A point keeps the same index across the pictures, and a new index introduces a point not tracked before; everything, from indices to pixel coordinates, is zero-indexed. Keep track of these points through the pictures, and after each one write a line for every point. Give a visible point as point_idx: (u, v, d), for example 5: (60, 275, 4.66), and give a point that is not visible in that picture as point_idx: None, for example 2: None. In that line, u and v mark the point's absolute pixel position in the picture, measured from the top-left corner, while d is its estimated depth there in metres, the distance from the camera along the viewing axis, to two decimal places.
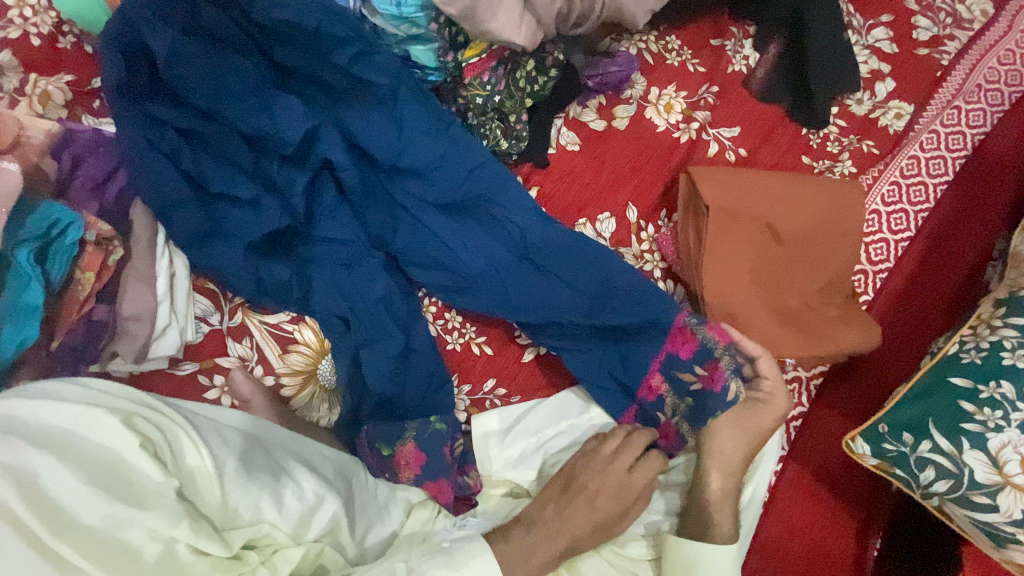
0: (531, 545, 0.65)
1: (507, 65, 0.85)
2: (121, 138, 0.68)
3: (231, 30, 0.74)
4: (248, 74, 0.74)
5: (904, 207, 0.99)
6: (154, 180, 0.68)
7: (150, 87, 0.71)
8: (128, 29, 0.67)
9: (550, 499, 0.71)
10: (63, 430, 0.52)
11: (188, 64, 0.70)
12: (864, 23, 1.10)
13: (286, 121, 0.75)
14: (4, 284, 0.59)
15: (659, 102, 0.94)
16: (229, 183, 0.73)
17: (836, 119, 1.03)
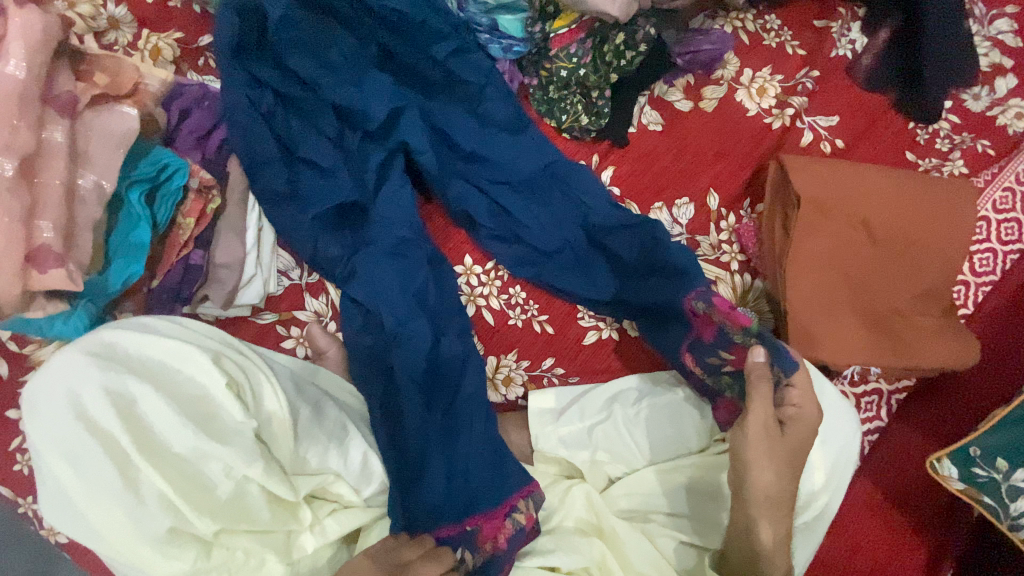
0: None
1: (595, 38, 0.81)
2: (226, 96, 0.71)
3: None
4: (347, 44, 0.75)
5: (1017, 216, 0.91)
6: (249, 138, 0.71)
7: (259, 47, 0.73)
8: None
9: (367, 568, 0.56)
10: (157, 362, 0.56)
11: (294, 30, 0.72)
12: (986, 12, 0.99)
13: (374, 98, 0.74)
14: (119, 222, 0.63)
15: (751, 86, 0.89)
16: (315, 149, 0.74)
17: (948, 114, 0.94)
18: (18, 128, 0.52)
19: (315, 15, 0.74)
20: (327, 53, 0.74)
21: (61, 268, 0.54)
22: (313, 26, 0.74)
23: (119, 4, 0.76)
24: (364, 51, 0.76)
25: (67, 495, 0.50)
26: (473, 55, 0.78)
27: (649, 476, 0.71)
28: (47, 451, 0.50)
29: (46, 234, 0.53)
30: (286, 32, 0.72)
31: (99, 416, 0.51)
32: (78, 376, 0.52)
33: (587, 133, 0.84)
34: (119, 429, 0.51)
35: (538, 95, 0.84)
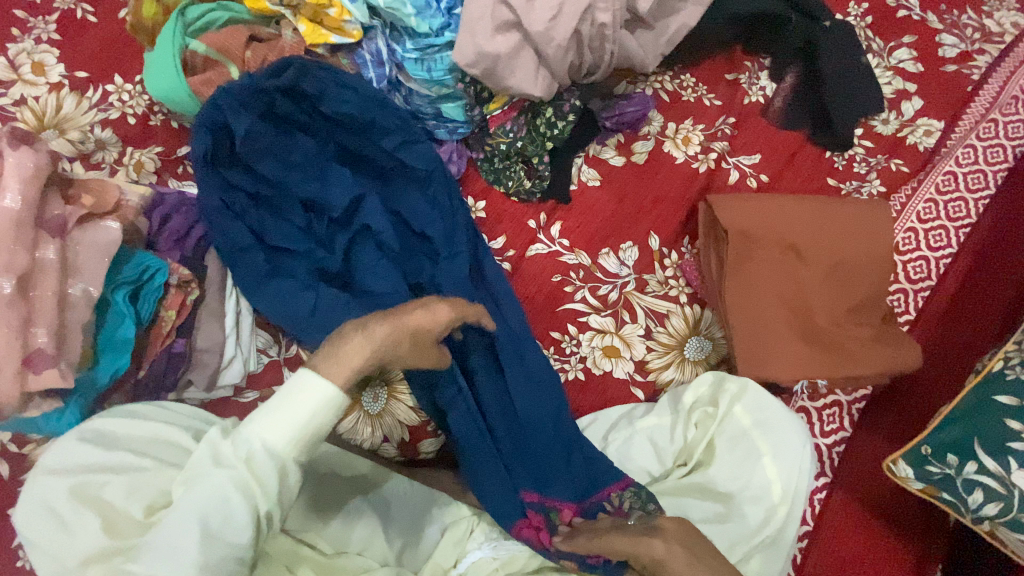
0: (392, 316, 0.59)
1: (527, 114, 0.91)
2: (202, 202, 0.78)
3: (296, 112, 0.84)
4: (307, 146, 0.85)
5: (942, 224, 0.99)
6: (225, 235, 0.78)
7: (229, 156, 0.82)
8: (216, 113, 0.78)
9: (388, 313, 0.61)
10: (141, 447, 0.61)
11: (258, 141, 0.82)
12: (885, 45, 1.10)
13: (336, 191, 0.85)
14: (105, 319, 0.69)
15: (677, 136, 0.99)
16: (286, 238, 0.82)
17: (861, 140, 1.04)
18: (16, 250, 0.60)
19: (275, 127, 0.84)
20: (292, 155, 0.84)
21: (55, 368, 0.60)
22: (272, 136, 0.83)
23: (105, 128, 0.87)
24: (323, 149, 0.86)
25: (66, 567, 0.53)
26: (413, 148, 0.86)
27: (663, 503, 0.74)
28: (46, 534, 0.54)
29: (40, 340, 0.60)
30: (250, 144, 0.81)
31: (95, 491, 0.57)
32: (78, 458, 0.58)
33: (532, 195, 0.93)
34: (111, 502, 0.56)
35: (485, 167, 0.93)
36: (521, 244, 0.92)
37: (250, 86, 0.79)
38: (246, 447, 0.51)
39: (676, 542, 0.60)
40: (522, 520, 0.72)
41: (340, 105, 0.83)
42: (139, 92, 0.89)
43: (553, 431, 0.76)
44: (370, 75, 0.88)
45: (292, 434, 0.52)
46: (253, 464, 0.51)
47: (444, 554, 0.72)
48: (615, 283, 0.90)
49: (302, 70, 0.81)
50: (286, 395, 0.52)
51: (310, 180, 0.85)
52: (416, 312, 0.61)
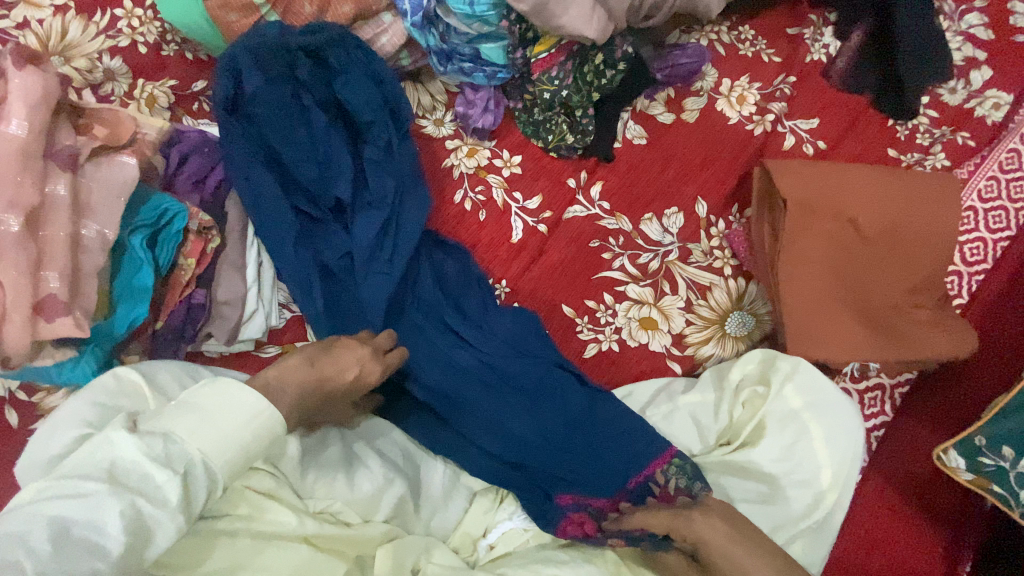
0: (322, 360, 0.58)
1: (575, 60, 0.83)
2: (228, 149, 0.72)
3: (312, 77, 0.76)
4: (319, 119, 0.76)
5: (1003, 204, 0.92)
6: (252, 186, 0.72)
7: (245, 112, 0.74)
8: (233, 66, 0.72)
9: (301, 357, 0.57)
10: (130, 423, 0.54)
11: (261, 104, 0.73)
12: (957, 7, 1.00)
13: (342, 173, 0.75)
14: (122, 266, 0.65)
15: (731, 94, 0.91)
16: (311, 203, 0.76)
17: (927, 109, 0.96)
18: (23, 184, 0.54)
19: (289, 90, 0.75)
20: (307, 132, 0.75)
21: (69, 316, 0.55)
22: (278, 103, 0.74)
23: (114, 57, 0.79)
24: (333, 125, 0.76)
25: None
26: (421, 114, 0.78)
27: None
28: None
29: (52, 285, 0.55)
30: (253, 106, 0.73)
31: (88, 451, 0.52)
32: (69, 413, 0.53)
33: (574, 151, 0.86)
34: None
35: (523, 118, 0.86)
36: (558, 205, 0.85)
37: (277, 41, 0.73)
38: (170, 449, 0.43)
39: (715, 516, 0.60)
40: (566, 519, 0.70)
41: (343, 89, 0.76)
42: (151, 18, 0.81)
43: (567, 421, 0.73)
44: (404, 6, 0.77)
45: (231, 447, 0.46)
46: (179, 472, 0.43)
47: (473, 522, 0.71)
48: (657, 251, 0.85)
49: (337, 38, 0.75)
50: (232, 394, 0.47)
51: (318, 165, 0.75)
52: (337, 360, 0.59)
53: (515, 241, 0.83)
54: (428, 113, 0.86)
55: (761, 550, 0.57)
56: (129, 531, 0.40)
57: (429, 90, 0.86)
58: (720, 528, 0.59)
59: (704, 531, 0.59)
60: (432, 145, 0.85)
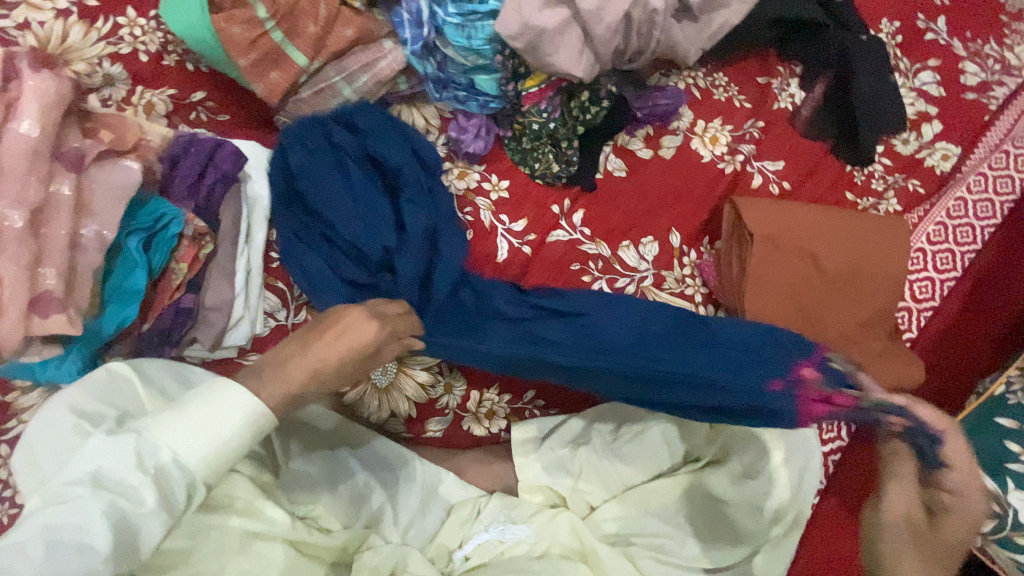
0: (310, 345, 0.57)
1: (563, 95, 0.90)
2: (282, 226, 0.78)
3: (350, 146, 0.79)
4: (355, 180, 0.79)
5: (950, 247, 0.99)
6: (297, 256, 0.76)
7: (288, 198, 0.80)
8: (279, 155, 0.79)
9: (306, 331, 0.59)
10: (122, 411, 0.60)
11: (308, 177, 0.77)
12: (911, 66, 1.10)
13: (380, 233, 0.77)
14: (116, 267, 0.66)
15: (705, 134, 0.98)
16: (353, 270, 0.77)
17: (881, 157, 1.04)
18: (29, 180, 0.56)
19: (332, 159, 0.79)
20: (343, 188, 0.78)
21: (62, 313, 0.56)
22: (324, 173, 0.77)
23: (115, 62, 0.81)
24: (371, 181, 0.80)
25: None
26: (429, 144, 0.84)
27: (664, 501, 0.76)
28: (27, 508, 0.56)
29: (49, 281, 0.56)
30: (304, 180, 0.77)
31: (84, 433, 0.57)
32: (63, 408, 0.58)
33: (557, 180, 0.90)
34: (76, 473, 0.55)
35: (512, 146, 0.91)
36: (542, 229, 0.89)
37: (313, 119, 0.80)
38: (142, 448, 0.47)
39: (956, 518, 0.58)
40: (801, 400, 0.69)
41: (378, 146, 0.80)
42: (154, 28, 0.83)
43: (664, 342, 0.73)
44: (405, 35, 0.81)
45: (208, 448, 0.48)
46: (155, 472, 0.47)
47: (450, 534, 0.73)
48: (633, 277, 0.89)
49: (365, 106, 0.81)
50: (213, 401, 0.49)
51: (357, 223, 0.77)
52: (339, 334, 0.58)
53: (500, 261, 0.87)
54: (421, 135, 0.89)
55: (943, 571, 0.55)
56: (115, 530, 0.45)
57: (423, 114, 0.89)
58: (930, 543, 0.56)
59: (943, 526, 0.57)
60: None
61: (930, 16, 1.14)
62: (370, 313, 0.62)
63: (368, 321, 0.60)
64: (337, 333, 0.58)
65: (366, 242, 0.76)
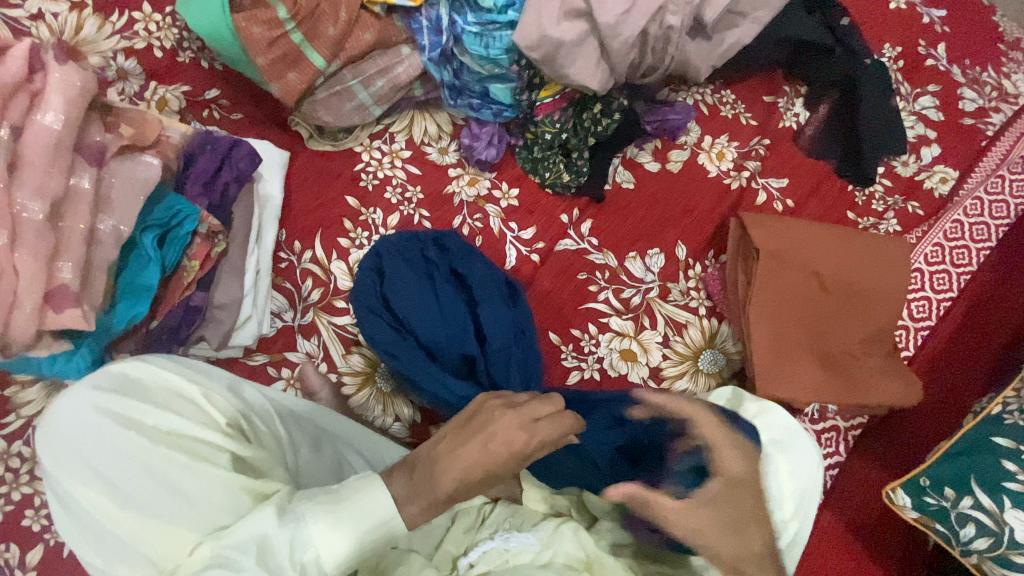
0: (447, 453, 0.52)
1: (575, 107, 0.90)
2: (371, 334, 0.73)
3: (436, 261, 0.80)
4: (446, 293, 0.78)
5: (946, 268, 1.02)
6: (397, 355, 0.73)
7: (379, 302, 0.76)
8: (375, 259, 0.78)
9: (446, 434, 0.54)
10: (135, 406, 0.54)
11: (399, 285, 0.76)
12: (912, 90, 1.13)
13: (450, 338, 0.76)
14: (129, 262, 0.66)
15: (712, 150, 0.99)
16: (438, 381, 0.71)
17: (881, 178, 1.07)
18: (51, 174, 0.56)
19: (423, 268, 0.79)
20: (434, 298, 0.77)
21: (77, 308, 0.57)
22: (414, 279, 0.77)
23: (128, 57, 0.81)
24: (459, 299, 0.79)
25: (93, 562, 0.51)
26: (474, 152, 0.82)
27: None
28: (60, 506, 0.52)
29: (65, 276, 0.57)
30: (399, 286, 0.76)
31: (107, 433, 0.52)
32: (83, 408, 0.53)
33: (568, 190, 0.91)
34: (123, 483, 0.51)
35: (523, 155, 0.91)
36: (551, 237, 0.90)
37: (407, 235, 0.81)
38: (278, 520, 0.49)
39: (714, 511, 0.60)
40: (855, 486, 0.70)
41: (463, 267, 0.80)
42: (169, 24, 0.83)
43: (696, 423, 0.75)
44: (424, 41, 0.82)
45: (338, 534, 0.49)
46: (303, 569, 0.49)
47: (454, 541, 0.72)
48: (639, 287, 0.90)
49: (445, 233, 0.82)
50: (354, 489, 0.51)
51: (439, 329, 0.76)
52: (475, 438, 0.52)
53: (509, 267, 0.88)
54: (434, 140, 0.90)
55: None
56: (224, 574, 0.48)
57: (436, 120, 0.91)
58: None
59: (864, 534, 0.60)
60: (435, 171, 0.89)
61: (931, 42, 1.17)
62: (517, 415, 0.53)
63: (515, 430, 0.52)
64: (488, 437, 0.52)
65: (445, 348, 0.75)
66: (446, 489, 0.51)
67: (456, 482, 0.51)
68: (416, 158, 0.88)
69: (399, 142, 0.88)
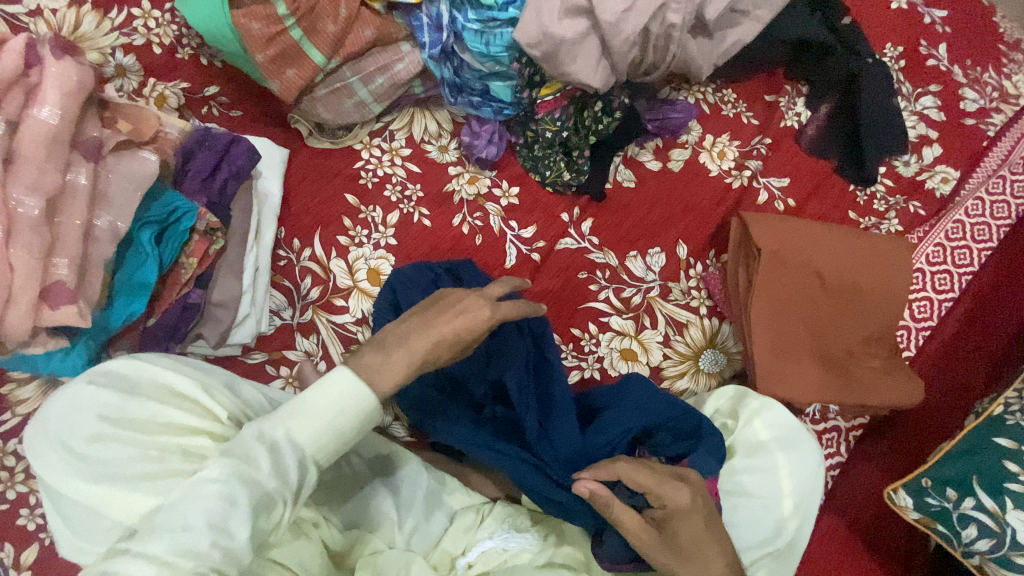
0: (410, 328, 0.55)
1: (576, 104, 0.90)
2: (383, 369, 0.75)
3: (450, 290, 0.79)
4: None
5: (948, 268, 1.01)
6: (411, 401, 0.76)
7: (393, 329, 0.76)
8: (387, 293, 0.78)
9: (415, 313, 0.57)
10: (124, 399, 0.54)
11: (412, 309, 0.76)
12: (913, 90, 1.13)
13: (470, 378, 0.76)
14: (126, 259, 0.65)
15: (713, 149, 0.99)
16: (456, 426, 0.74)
17: (883, 178, 1.06)
18: (46, 170, 0.56)
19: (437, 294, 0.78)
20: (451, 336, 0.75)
21: (72, 305, 0.56)
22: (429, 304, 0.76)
23: (127, 54, 0.81)
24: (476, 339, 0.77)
25: (74, 542, 0.54)
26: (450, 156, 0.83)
27: None
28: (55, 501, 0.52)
29: (61, 272, 0.56)
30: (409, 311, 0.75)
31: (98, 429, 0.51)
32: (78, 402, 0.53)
33: (568, 188, 0.91)
34: (108, 474, 0.51)
35: (523, 153, 0.91)
36: (551, 235, 0.90)
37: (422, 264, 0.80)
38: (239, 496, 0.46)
39: None
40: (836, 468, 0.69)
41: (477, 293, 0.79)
42: (169, 21, 0.82)
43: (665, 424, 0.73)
44: (424, 39, 0.82)
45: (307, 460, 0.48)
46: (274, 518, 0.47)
47: (452, 540, 0.71)
48: (640, 286, 0.90)
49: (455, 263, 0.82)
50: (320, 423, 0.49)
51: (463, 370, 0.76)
52: (445, 313, 0.56)
53: (509, 267, 0.87)
54: (434, 138, 0.90)
55: (683, 553, 0.59)
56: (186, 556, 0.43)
57: (436, 118, 0.90)
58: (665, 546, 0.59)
59: (682, 548, 0.59)
60: (435, 169, 0.88)
61: (932, 42, 1.16)
62: (472, 296, 0.58)
63: (479, 304, 0.57)
64: (446, 310, 0.56)
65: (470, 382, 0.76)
66: (405, 362, 0.52)
67: (417, 356, 0.53)
68: (416, 156, 0.88)
69: (398, 140, 0.88)
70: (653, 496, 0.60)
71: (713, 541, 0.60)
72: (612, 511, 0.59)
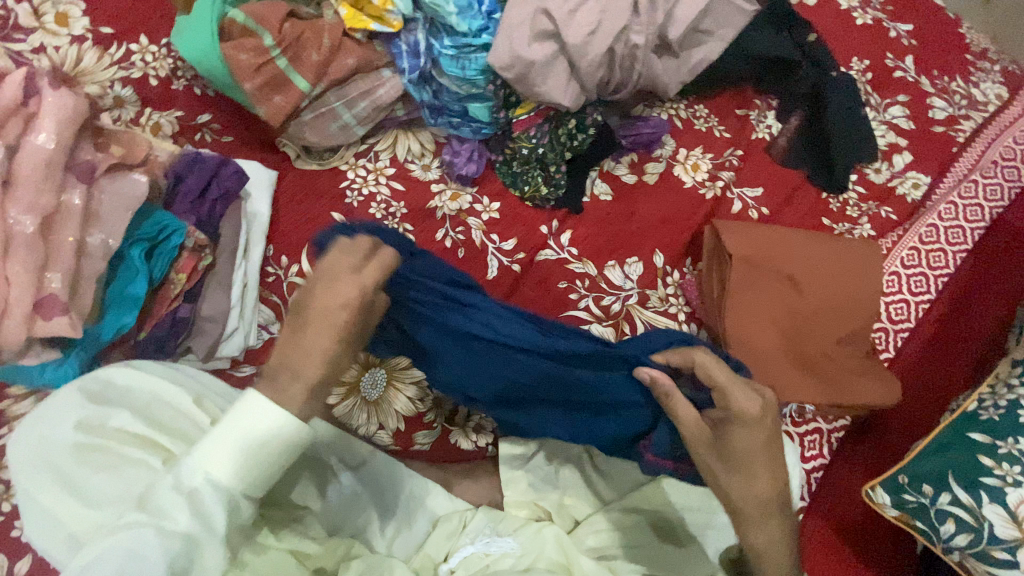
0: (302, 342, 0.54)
1: (552, 123, 0.94)
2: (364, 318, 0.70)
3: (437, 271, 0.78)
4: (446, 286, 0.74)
5: (924, 271, 1.03)
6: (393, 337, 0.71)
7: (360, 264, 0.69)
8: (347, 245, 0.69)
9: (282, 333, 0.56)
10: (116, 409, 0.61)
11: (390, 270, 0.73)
12: (881, 101, 1.17)
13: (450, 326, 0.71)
14: (117, 274, 0.69)
15: (687, 162, 1.03)
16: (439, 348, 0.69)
17: (855, 186, 1.09)
18: (43, 190, 0.61)
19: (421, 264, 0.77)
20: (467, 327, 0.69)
21: (65, 316, 0.61)
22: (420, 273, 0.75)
23: (125, 86, 0.86)
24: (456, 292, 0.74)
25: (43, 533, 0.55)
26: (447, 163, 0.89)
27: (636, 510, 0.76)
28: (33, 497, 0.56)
29: (54, 285, 0.61)
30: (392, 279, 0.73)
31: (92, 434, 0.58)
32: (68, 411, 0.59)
33: (547, 203, 0.95)
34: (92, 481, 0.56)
35: (503, 170, 0.95)
36: (531, 247, 0.93)
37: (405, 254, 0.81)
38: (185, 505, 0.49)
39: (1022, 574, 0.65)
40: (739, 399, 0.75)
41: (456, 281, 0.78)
42: (164, 55, 0.88)
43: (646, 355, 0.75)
44: (403, 65, 0.86)
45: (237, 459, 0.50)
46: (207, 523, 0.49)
47: (435, 546, 0.73)
48: (619, 295, 0.92)
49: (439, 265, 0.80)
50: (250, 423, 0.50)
51: (494, 364, 0.70)
52: (314, 306, 0.54)
53: (490, 279, 0.90)
54: (416, 158, 0.94)
55: (738, 468, 0.64)
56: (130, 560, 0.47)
57: (419, 139, 0.94)
58: (713, 451, 0.65)
59: (731, 457, 0.64)
60: (418, 187, 0.92)
61: (898, 55, 1.21)
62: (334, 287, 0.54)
63: (343, 277, 0.55)
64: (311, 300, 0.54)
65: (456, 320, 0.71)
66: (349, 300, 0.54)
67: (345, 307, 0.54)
68: (399, 175, 0.92)
69: (383, 160, 0.92)
70: (722, 396, 0.65)
71: (764, 460, 0.64)
72: (672, 400, 0.65)
